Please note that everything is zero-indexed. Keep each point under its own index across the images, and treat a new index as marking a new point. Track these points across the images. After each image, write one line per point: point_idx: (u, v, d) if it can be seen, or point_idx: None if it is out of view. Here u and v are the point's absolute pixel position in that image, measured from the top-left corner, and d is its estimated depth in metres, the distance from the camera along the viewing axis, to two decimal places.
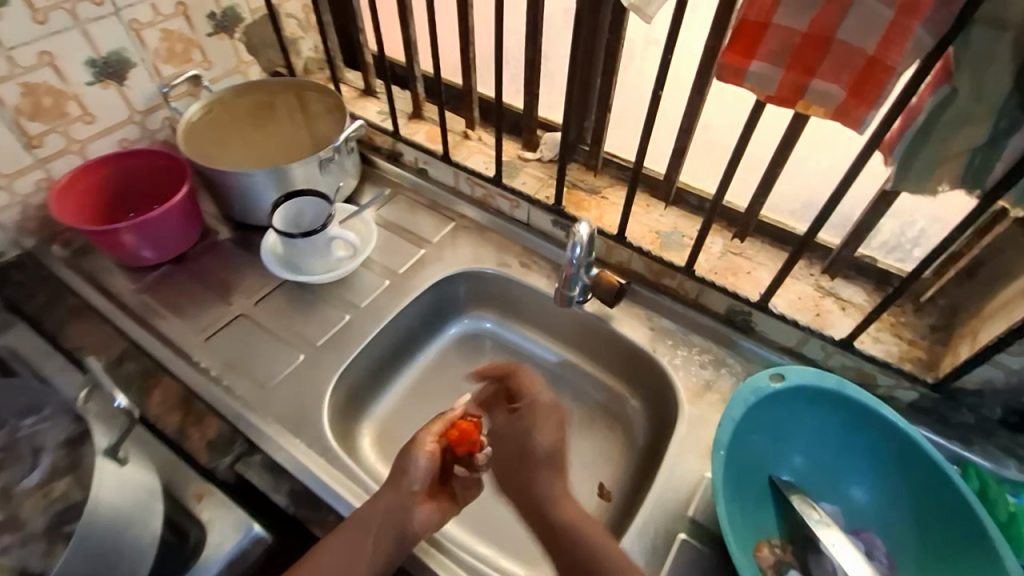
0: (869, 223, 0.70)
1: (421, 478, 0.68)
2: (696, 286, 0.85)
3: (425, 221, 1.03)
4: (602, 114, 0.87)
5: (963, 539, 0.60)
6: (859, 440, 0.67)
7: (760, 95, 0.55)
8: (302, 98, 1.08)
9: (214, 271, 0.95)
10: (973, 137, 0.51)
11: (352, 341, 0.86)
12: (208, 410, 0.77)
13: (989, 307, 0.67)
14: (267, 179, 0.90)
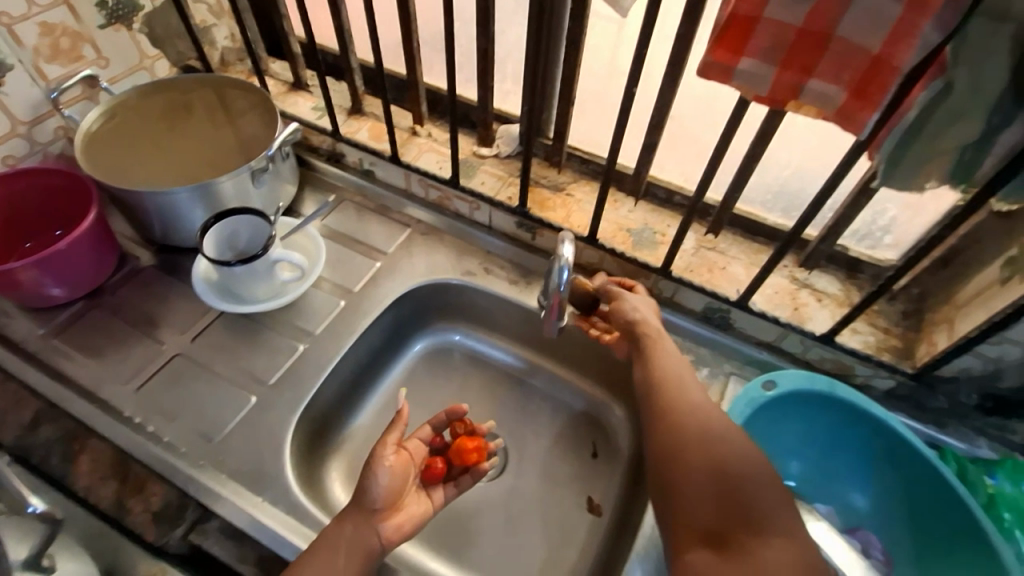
0: (848, 216, 0.68)
1: (383, 495, 0.61)
2: (672, 286, 0.81)
3: (377, 229, 0.94)
4: (564, 107, 0.81)
5: (956, 529, 0.61)
6: (850, 439, 0.69)
7: (748, 95, 0.52)
8: (224, 94, 0.95)
9: (137, 306, 0.83)
10: (969, 132, 0.48)
11: (307, 375, 0.77)
12: (149, 475, 0.69)
13: (962, 295, 0.67)
14: (191, 197, 0.79)
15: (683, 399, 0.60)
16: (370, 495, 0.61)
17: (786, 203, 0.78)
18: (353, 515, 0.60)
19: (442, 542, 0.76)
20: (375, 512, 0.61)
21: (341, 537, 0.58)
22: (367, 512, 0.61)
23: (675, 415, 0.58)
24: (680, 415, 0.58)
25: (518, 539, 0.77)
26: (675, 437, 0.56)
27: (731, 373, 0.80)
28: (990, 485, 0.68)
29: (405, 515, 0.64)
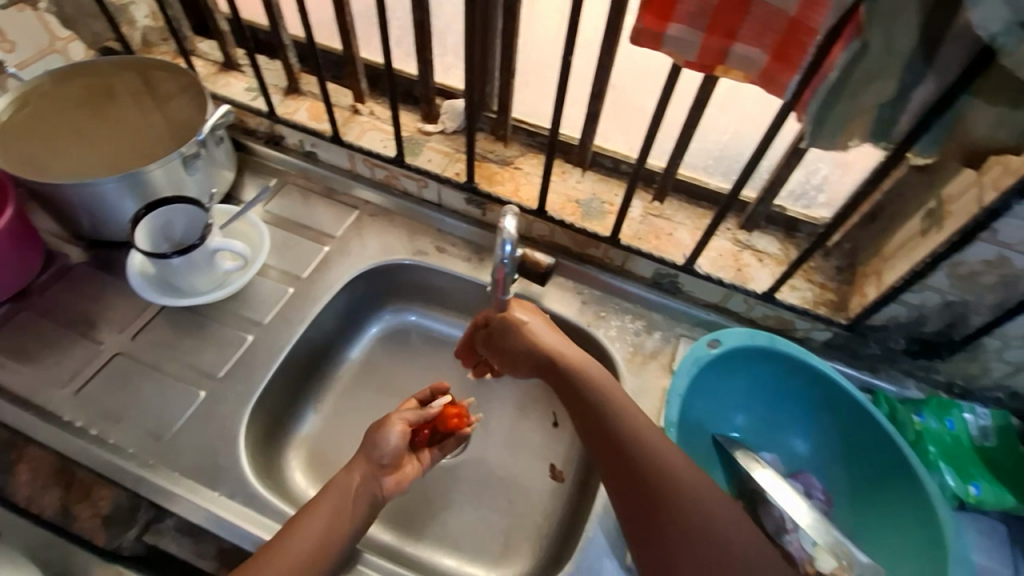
0: (782, 177, 0.71)
1: (391, 455, 0.65)
2: (622, 254, 0.83)
3: (323, 212, 0.91)
4: (506, 79, 0.80)
5: (887, 464, 0.66)
6: (791, 390, 0.73)
7: (679, 61, 0.52)
8: (148, 76, 0.90)
9: (69, 305, 0.78)
10: (887, 89, 0.51)
11: (259, 366, 0.75)
12: (96, 479, 0.66)
13: (889, 248, 0.71)
14: (119, 188, 0.74)
15: (630, 436, 0.59)
16: (379, 452, 0.64)
17: (726, 167, 0.80)
18: (361, 466, 0.64)
19: (407, 521, 0.77)
20: (382, 467, 0.64)
21: (351, 485, 0.62)
22: (374, 466, 0.64)
23: (633, 460, 0.58)
24: (636, 458, 0.58)
25: (484, 509, 0.78)
26: (643, 487, 0.56)
27: (681, 335, 0.83)
28: (917, 423, 0.72)
29: (405, 472, 0.67)
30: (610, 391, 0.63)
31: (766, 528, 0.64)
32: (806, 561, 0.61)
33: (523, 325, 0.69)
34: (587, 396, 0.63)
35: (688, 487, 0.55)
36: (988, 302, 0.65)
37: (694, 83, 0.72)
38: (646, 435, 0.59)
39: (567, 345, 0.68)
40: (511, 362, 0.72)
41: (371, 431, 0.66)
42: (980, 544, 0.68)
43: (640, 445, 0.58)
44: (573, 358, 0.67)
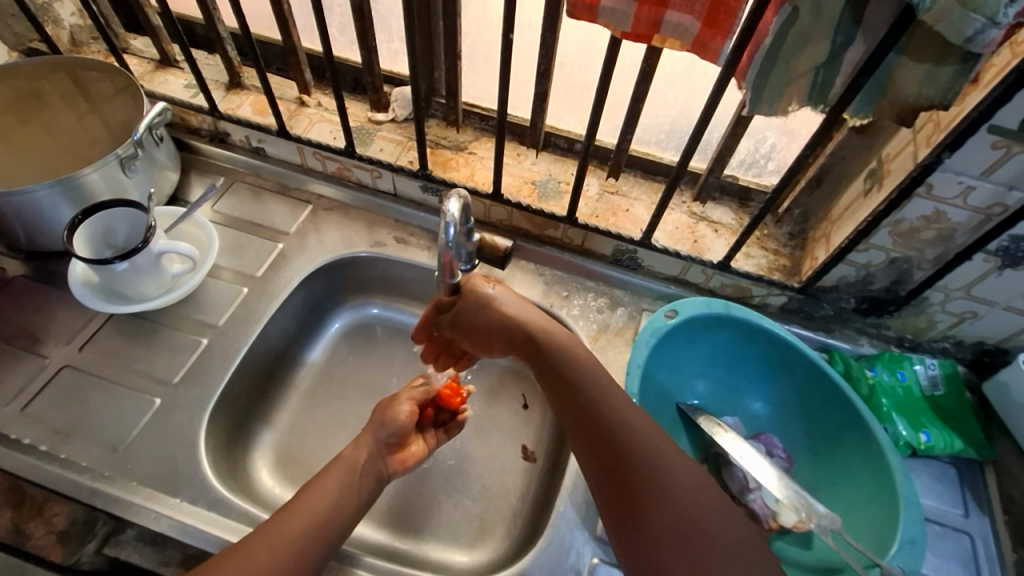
0: (730, 147, 0.72)
1: (396, 435, 0.65)
2: (580, 233, 0.83)
3: (275, 209, 0.89)
4: (452, 62, 0.78)
5: (841, 419, 0.69)
6: (750, 354, 0.75)
7: (616, 32, 0.53)
8: (79, 78, 0.84)
9: (10, 320, 0.75)
10: (818, 53, 0.52)
11: (215, 369, 0.73)
12: (48, 497, 0.65)
13: (836, 211, 0.73)
14: (53, 194, 0.71)
15: (601, 406, 0.59)
16: (386, 433, 0.64)
17: (678, 141, 0.80)
18: (369, 444, 0.64)
19: (380, 512, 0.76)
20: (389, 445, 0.65)
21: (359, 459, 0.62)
22: (379, 446, 0.64)
23: (612, 436, 0.57)
24: (616, 433, 0.57)
25: (458, 495, 0.78)
26: (619, 462, 0.56)
27: (643, 309, 0.83)
28: (871, 377, 0.75)
29: (409, 452, 0.67)
30: (592, 370, 0.62)
31: (731, 489, 0.67)
32: (770, 517, 0.64)
33: (492, 299, 0.68)
34: (565, 376, 0.62)
35: (660, 467, 0.55)
36: (929, 256, 0.67)
37: (638, 57, 0.72)
38: (626, 413, 0.59)
39: (546, 324, 0.67)
40: (486, 339, 0.69)
41: (382, 410, 0.67)
42: (930, 487, 0.72)
43: (621, 421, 0.58)
44: (555, 338, 0.65)
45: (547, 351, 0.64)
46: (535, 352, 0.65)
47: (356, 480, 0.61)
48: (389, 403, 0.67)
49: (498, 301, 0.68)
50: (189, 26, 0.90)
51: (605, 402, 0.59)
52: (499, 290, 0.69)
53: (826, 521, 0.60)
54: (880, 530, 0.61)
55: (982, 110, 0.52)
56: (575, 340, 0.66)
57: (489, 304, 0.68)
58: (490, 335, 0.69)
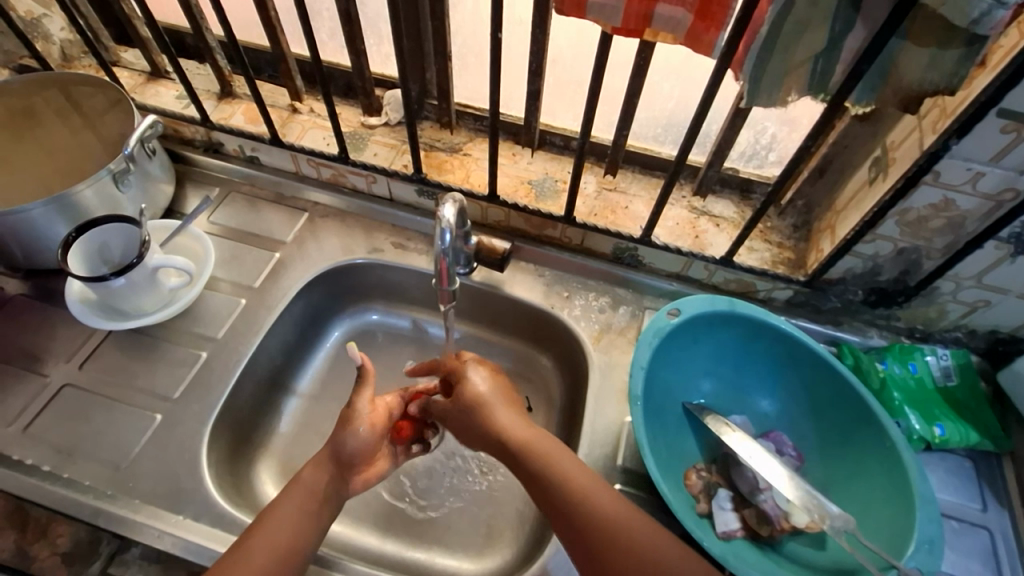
0: (729, 140, 0.70)
1: (351, 448, 0.63)
2: (579, 232, 0.82)
3: (272, 218, 0.88)
4: (441, 63, 0.77)
5: (853, 415, 0.67)
6: (756, 351, 0.73)
7: (606, 28, 0.52)
8: (71, 94, 0.83)
9: (10, 340, 0.74)
10: (817, 40, 0.50)
11: (215, 383, 0.73)
12: (51, 517, 0.64)
13: (841, 201, 0.71)
14: (47, 212, 0.70)
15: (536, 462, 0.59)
16: (349, 450, 0.63)
17: (675, 135, 0.79)
18: (327, 462, 0.62)
19: (385, 521, 0.75)
20: (352, 465, 0.63)
21: (320, 484, 0.61)
22: (340, 466, 0.63)
23: (574, 522, 0.54)
24: (576, 519, 0.54)
25: (464, 502, 0.77)
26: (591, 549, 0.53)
27: (646, 307, 0.82)
28: (881, 370, 0.73)
29: (375, 467, 0.66)
30: (548, 455, 0.59)
31: (741, 490, 0.65)
32: (782, 517, 0.62)
33: (481, 400, 0.65)
34: (528, 471, 0.59)
35: (627, 535, 0.52)
36: (938, 245, 0.65)
37: (631, 50, 0.70)
38: (581, 489, 0.56)
39: (514, 422, 0.63)
40: (467, 433, 0.67)
41: (340, 424, 0.65)
42: (945, 482, 0.70)
43: (579, 503, 0.55)
44: (523, 438, 0.61)
45: (511, 448, 0.61)
46: (505, 456, 0.62)
47: (311, 507, 0.59)
48: (346, 415, 0.65)
49: (489, 401, 0.65)
50: (178, 36, 0.89)
51: (557, 483, 0.57)
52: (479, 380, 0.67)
53: (840, 521, 0.59)
54: (895, 528, 0.59)
55: (990, 93, 0.50)
56: (541, 431, 0.62)
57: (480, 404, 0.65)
58: (474, 432, 0.66)
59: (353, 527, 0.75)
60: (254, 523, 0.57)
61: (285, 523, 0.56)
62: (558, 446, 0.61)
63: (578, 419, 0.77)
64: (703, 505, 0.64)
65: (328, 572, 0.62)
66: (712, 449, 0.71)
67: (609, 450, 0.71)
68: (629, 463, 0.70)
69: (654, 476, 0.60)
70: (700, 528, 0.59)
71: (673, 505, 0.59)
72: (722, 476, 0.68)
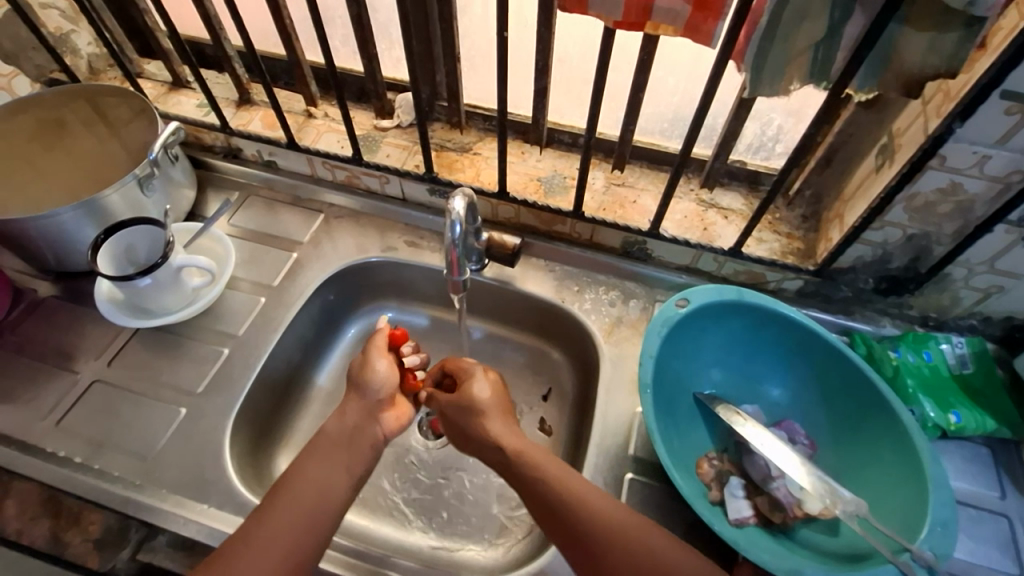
0: (734, 131, 0.71)
1: (383, 389, 0.67)
2: (588, 227, 0.83)
3: (290, 220, 0.91)
4: (451, 66, 0.79)
5: (864, 403, 0.67)
6: (766, 340, 0.74)
7: (609, 21, 0.53)
8: (97, 104, 0.87)
9: (42, 338, 0.78)
10: (816, 28, 0.52)
11: (236, 378, 0.75)
12: (83, 506, 0.68)
13: (849, 189, 0.71)
14: (77, 216, 0.74)
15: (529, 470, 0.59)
16: (373, 390, 0.67)
17: (681, 128, 0.80)
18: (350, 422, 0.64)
19: (400, 512, 0.77)
20: (379, 403, 0.66)
21: (343, 432, 0.63)
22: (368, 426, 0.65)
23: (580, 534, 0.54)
24: (581, 530, 0.54)
25: (478, 493, 0.78)
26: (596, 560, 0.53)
27: (656, 300, 0.83)
28: (894, 358, 0.73)
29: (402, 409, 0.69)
30: (569, 483, 0.57)
31: (753, 478, 0.65)
32: (795, 505, 0.62)
33: (478, 400, 0.67)
34: (530, 487, 0.59)
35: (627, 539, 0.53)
36: (947, 231, 0.65)
37: (635, 45, 0.71)
38: (629, 535, 0.54)
39: (500, 431, 0.64)
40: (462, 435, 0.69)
41: (357, 374, 0.68)
42: (962, 470, 0.69)
43: (614, 542, 0.53)
44: (509, 444, 0.63)
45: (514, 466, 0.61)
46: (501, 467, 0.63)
47: (340, 462, 0.60)
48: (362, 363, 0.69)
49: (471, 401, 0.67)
50: (198, 46, 0.93)
51: (551, 483, 0.58)
52: (477, 382, 0.69)
53: (852, 506, 0.60)
54: (907, 513, 0.59)
55: (992, 75, 0.50)
56: (525, 438, 0.64)
57: (473, 402, 0.67)
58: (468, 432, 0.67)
59: (371, 518, 0.76)
60: (271, 493, 0.57)
61: (308, 495, 0.56)
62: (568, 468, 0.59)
63: (590, 409, 0.78)
64: (715, 492, 0.65)
65: (350, 561, 0.64)
66: (724, 438, 0.72)
67: (621, 439, 0.72)
68: (640, 453, 0.71)
69: (665, 463, 0.60)
70: (712, 514, 0.59)
71: (686, 492, 0.59)
72: (735, 465, 0.68)
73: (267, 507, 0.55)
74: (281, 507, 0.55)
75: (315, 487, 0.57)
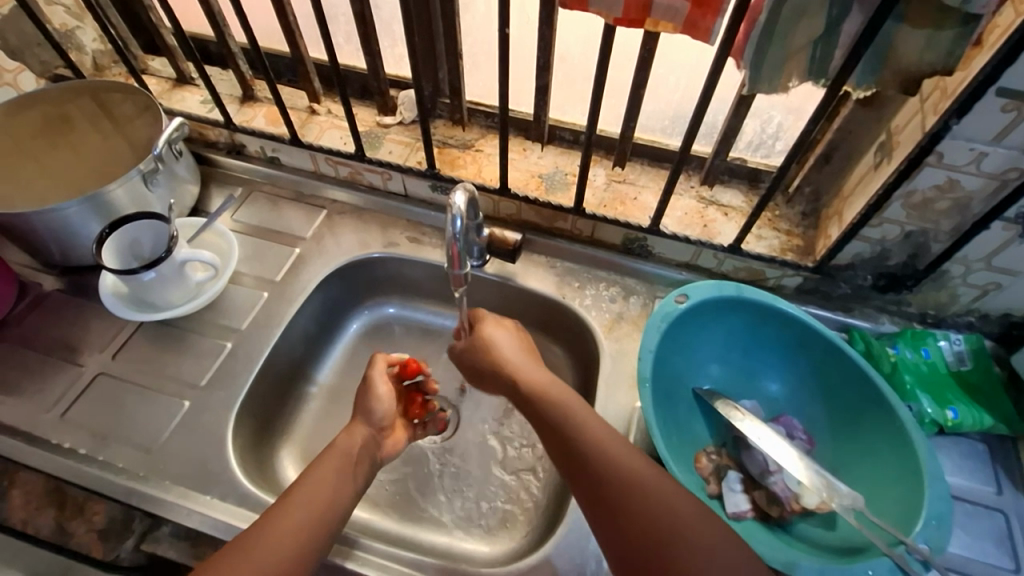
0: (734, 129, 0.71)
1: (386, 415, 0.69)
2: (589, 223, 0.83)
3: (292, 216, 0.91)
4: (453, 62, 0.79)
5: (862, 399, 0.68)
6: (766, 335, 0.74)
7: (608, 19, 0.54)
8: (102, 101, 0.88)
9: (48, 331, 0.79)
10: (814, 26, 0.52)
11: (239, 372, 0.76)
12: (88, 496, 0.69)
13: (848, 186, 0.72)
14: (82, 210, 0.74)
15: (558, 416, 0.61)
16: (377, 416, 0.68)
17: (682, 126, 0.80)
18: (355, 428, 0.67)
19: (402, 505, 0.77)
20: (382, 429, 0.69)
21: (354, 445, 0.65)
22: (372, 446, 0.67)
23: (598, 481, 0.55)
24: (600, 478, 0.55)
25: (479, 487, 0.78)
26: (612, 508, 0.53)
27: (656, 296, 0.84)
28: (893, 355, 0.73)
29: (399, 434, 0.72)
30: (594, 433, 0.58)
31: (751, 472, 0.66)
32: (792, 498, 0.63)
33: (492, 336, 0.73)
34: (555, 426, 0.60)
35: (645, 491, 0.53)
36: (945, 227, 0.66)
37: (636, 43, 0.72)
38: (647, 487, 0.53)
39: (525, 367, 0.69)
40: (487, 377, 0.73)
41: (362, 397, 0.70)
42: (959, 466, 0.70)
43: (632, 491, 0.53)
44: (534, 380, 0.67)
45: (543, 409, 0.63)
46: (526, 405, 0.65)
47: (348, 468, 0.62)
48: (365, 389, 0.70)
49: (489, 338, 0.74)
50: (202, 43, 0.93)
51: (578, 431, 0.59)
52: (492, 325, 0.75)
53: (848, 500, 0.60)
54: (904, 507, 0.60)
55: (988, 72, 0.51)
56: (552, 376, 0.67)
57: (490, 340, 0.73)
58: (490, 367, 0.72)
59: (373, 511, 0.77)
60: (290, 488, 0.58)
61: (321, 491, 0.58)
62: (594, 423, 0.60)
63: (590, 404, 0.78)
64: (713, 486, 0.65)
65: (351, 552, 0.64)
66: (722, 432, 0.72)
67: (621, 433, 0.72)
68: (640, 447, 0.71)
69: (663, 457, 0.61)
70: None
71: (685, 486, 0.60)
72: (733, 460, 0.69)
73: (286, 499, 0.57)
74: (298, 500, 0.57)
75: (328, 486, 0.59)
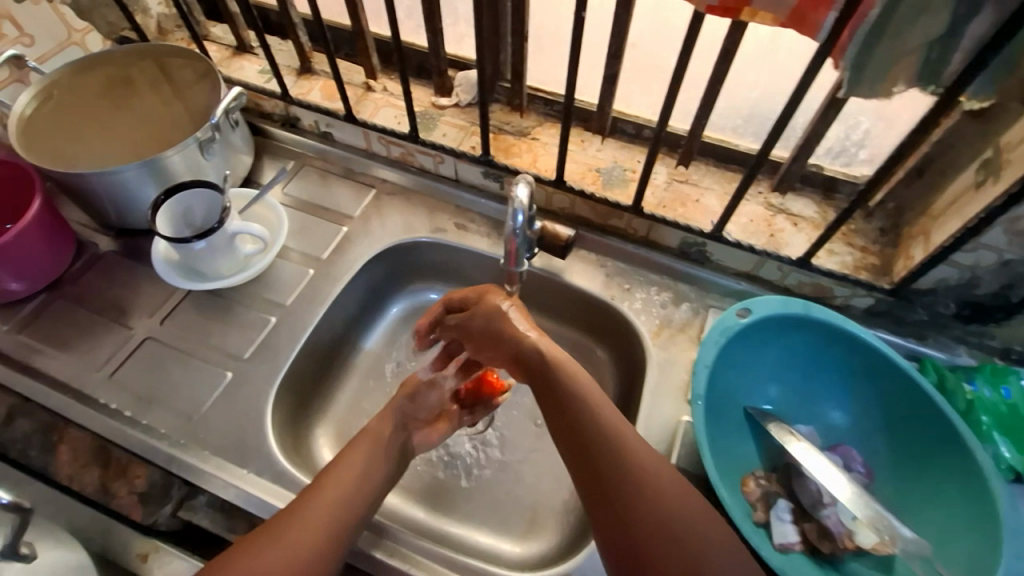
0: (818, 134, 0.66)
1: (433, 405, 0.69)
2: (646, 223, 0.79)
3: (341, 193, 0.90)
4: (518, 45, 0.76)
5: (932, 437, 0.63)
6: (829, 358, 0.69)
7: (700, 6, 0.49)
8: (165, 65, 0.89)
9: (101, 292, 0.80)
10: (934, 26, 0.47)
11: (282, 348, 0.76)
12: (130, 458, 0.70)
13: (938, 205, 0.66)
14: (139, 174, 0.74)
15: (581, 408, 0.58)
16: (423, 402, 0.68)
17: (757, 126, 0.75)
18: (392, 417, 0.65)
19: (431, 495, 0.76)
20: (417, 420, 0.67)
21: (376, 429, 0.63)
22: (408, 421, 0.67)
23: (618, 487, 0.53)
24: (619, 484, 0.53)
25: (510, 486, 0.77)
26: (622, 514, 0.52)
27: (710, 305, 0.79)
28: (970, 392, 0.67)
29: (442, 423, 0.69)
30: (620, 435, 0.56)
31: (802, 503, 0.62)
32: (845, 536, 0.59)
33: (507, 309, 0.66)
34: (573, 416, 0.58)
35: (663, 505, 0.52)
36: None
37: (719, 34, 0.67)
38: (665, 496, 0.53)
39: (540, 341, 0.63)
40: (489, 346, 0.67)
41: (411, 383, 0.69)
42: None
43: (651, 502, 0.52)
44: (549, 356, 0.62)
45: (559, 392, 0.60)
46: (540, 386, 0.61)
47: (381, 454, 0.61)
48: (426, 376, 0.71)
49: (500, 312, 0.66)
50: (264, 12, 0.92)
51: (598, 427, 0.56)
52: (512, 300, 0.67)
53: (912, 546, 0.56)
54: (972, 558, 0.55)
55: None
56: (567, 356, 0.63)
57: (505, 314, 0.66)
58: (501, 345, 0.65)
59: (403, 498, 0.76)
60: (318, 476, 0.58)
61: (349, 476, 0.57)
62: (610, 409, 0.58)
63: (633, 412, 0.75)
64: (760, 513, 0.61)
65: (379, 539, 0.63)
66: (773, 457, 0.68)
67: (664, 447, 0.69)
68: (683, 464, 0.67)
69: (713, 479, 0.57)
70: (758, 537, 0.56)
71: (733, 511, 0.57)
72: (783, 487, 0.64)
73: (315, 486, 0.56)
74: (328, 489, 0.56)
75: (354, 475, 0.58)
